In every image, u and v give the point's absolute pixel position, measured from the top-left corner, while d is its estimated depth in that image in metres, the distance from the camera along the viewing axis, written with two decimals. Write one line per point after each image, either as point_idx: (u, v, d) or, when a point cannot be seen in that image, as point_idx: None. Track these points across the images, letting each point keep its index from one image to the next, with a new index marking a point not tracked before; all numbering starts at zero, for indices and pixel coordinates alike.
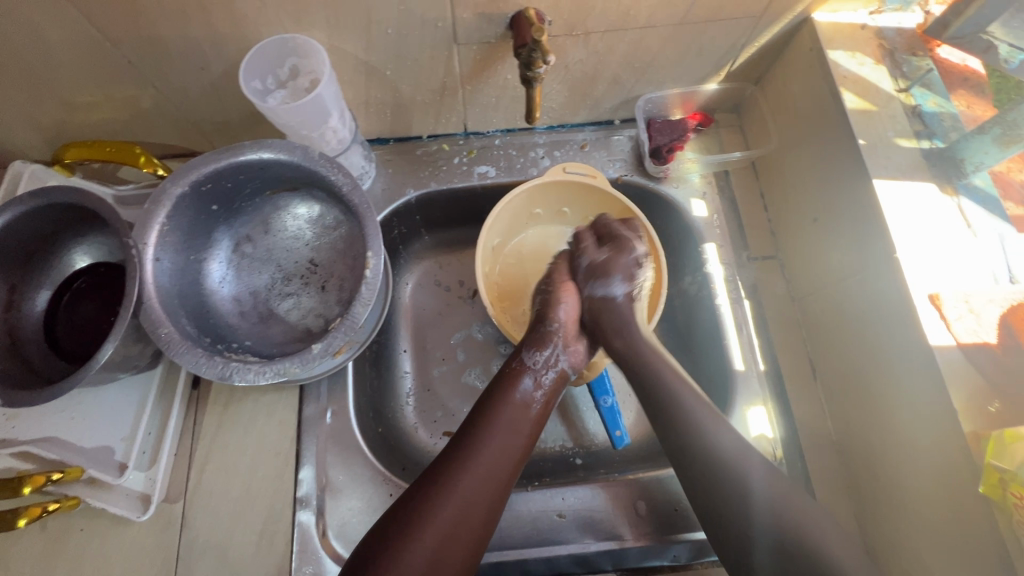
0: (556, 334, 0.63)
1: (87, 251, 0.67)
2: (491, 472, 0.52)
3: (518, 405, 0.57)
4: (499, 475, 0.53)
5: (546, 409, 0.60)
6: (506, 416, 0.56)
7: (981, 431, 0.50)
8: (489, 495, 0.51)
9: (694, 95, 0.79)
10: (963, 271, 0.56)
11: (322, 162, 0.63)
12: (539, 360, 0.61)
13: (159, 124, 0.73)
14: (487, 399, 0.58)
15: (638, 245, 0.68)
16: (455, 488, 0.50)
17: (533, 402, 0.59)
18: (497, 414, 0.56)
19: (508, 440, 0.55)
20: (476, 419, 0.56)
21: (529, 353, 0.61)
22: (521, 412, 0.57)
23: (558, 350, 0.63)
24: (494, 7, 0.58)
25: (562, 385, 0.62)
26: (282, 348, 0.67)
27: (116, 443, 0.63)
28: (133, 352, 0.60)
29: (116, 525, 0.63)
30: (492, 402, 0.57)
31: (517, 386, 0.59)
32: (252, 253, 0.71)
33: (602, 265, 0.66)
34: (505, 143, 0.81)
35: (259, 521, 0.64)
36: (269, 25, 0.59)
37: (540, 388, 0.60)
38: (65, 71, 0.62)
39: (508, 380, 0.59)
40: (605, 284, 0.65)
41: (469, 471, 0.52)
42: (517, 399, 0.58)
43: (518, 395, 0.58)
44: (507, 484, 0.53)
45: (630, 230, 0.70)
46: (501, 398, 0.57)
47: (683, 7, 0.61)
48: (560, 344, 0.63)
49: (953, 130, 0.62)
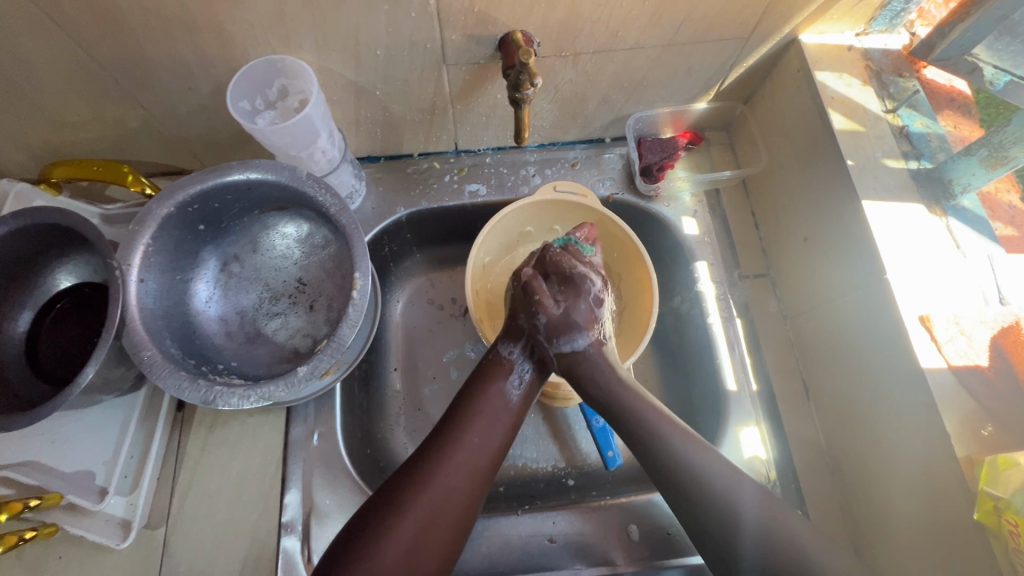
0: (533, 327, 0.61)
1: (72, 271, 0.66)
2: (468, 465, 0.52)
3: (499, 397, 0.56)
4: (476, 468, 0.52)
5: (525, 403, 0.59)
6: (485, 409, 0.55)
7: (975, 455, 0.49)
8: (467, 489, 0.51)
9: (684, 114, 0.79)
10: (953, 292, 0.56)
11: (310, 183, 0.63)
12: (515, 352, 0.60)
13: (148, 142, 0.72)
14: (464, 394, 0.57)
15: (594, 280, 0.62)
16: (433, 481, 0.49)
17: (512, 394, 0.58)
18: (474, 408, 0.55)
19: (486, 433, 0.54)
20: (453, 414, 0.55)
21: (506, 345, 0.60)
22: (502, 402, 0.56)
23: (536, 342, 0.61)
24: (483, 29, 0.58)
25: (541, 379, 0.61)
26: (269, 369, 0.66)
27: (97, 467, 0.62)
28: (115, 375, 0.60)
29: (95, 552, 0.62)
30: (474, 392, 0.56)
31: (495, 378, 0.58)
32: (240, 273, 0.70)
33: (563, 321, 0.58)
34: (496, 161, 0.81)
35: (243, 547, 0.62)
36: (258, 46, 0.59)
37: (518, 381, 0.58)
38: (52, 91, 0.62)
39: (486, 373, 0.58)
40: (569, 337, 0.58)
41: (445, 464, 0.51)
42: (497, 392, 0.57)
43: (497, 389, 0.57)
44: (486, 477, 0.52)
45: (582, 263, 0.63)
46: (479, 390, 0.56)
47: (671, 29, 0.62)
48: (536, 336, 0.61)
49: (940, 150, 0.63)
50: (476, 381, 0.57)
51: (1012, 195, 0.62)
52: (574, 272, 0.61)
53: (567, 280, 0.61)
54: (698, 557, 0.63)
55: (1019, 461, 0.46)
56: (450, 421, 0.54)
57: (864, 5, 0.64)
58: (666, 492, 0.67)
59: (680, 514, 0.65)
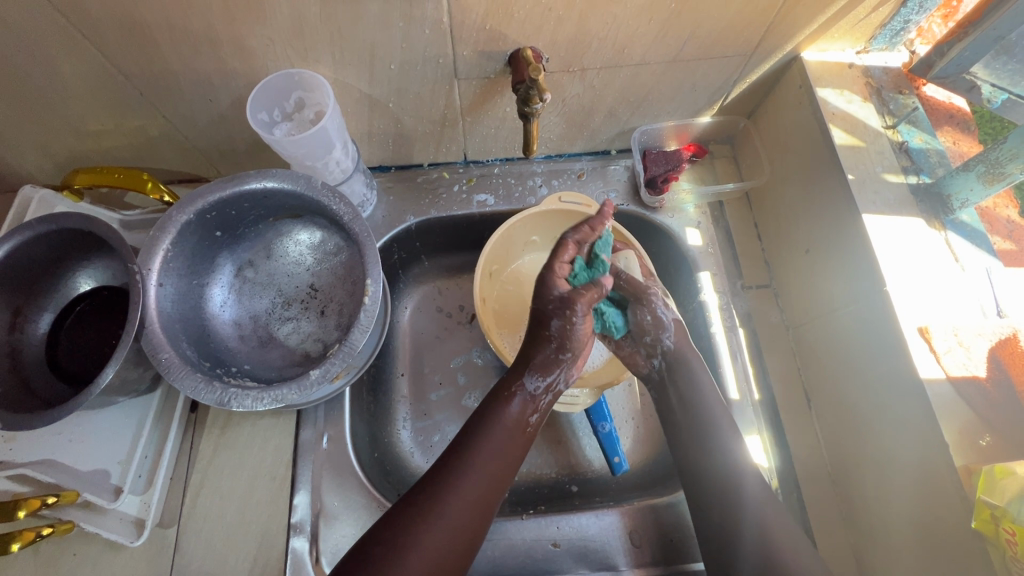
0: (565, 359, 0.61)
1: (91, 274, 0.68)
2: (475, 498, 0.53)
3: (516, 432, 0.57)
4: (482, 503, 0.53)
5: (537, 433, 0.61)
6: (496, 441, 0.56)
7: (973, 465, 0.50)
8: (473, 522, 0.52)
9: (688, 127, 0.81)
10: (952, 304, 0.57)
11: (324, 192, 0.65)
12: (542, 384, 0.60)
13: (167, 151, 0.75)
14: (476, 423, 0.57)
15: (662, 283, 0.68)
16: (439, 514, 0.51)
17: (528, 428, 0.59)
18: (486, 439, 0.55)
19: (496, 466, 0.55)
20: (464, 446, 0.55)
21: (531, 378, 0.60)
22: (517, 437, 0.57)
23: (563, 373, 0.61)
24: (494, 45, 0.60)
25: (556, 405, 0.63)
26: (280, 372, 0.67)
27: (112, 466, 0.63)
28: (132, 376, 0.62)
29: (108, 549, 0.63)
30: (489, 423, 0.57)
31: (513, 413, 0.58)
32: (253, 278, 0.72)
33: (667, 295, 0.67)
34: (503, 172, 0.83)
35: (252, 547, 0.64)
36: (277, 61, 0.61)
37: (535, 412, 0.59)
38: (79, 101, 0.64)
39: (506, 404, 0.58)
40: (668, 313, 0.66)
41: (452, 496, 0.52)
42: (511, 423, 0.57)
43: (512, 420, 0.58)
44: (491, 506, 0.54)
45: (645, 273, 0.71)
46: (495, 420, 0.57)
47: (676, 46, 0.63)
48: (566, 368, 0.61)
49: (939, 166, 0.64)
50: (491, 410, 0.58)
51: (1010, 210, 0.64)
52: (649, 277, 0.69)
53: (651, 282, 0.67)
54: (700, 564, 0.64)
55: (1017, 470, 0.47)
56: (455, 455, 0.55)
57: (865, 24, 0.66)
58: (670, 497, 0.68)
59: (685, 522, 0.66)
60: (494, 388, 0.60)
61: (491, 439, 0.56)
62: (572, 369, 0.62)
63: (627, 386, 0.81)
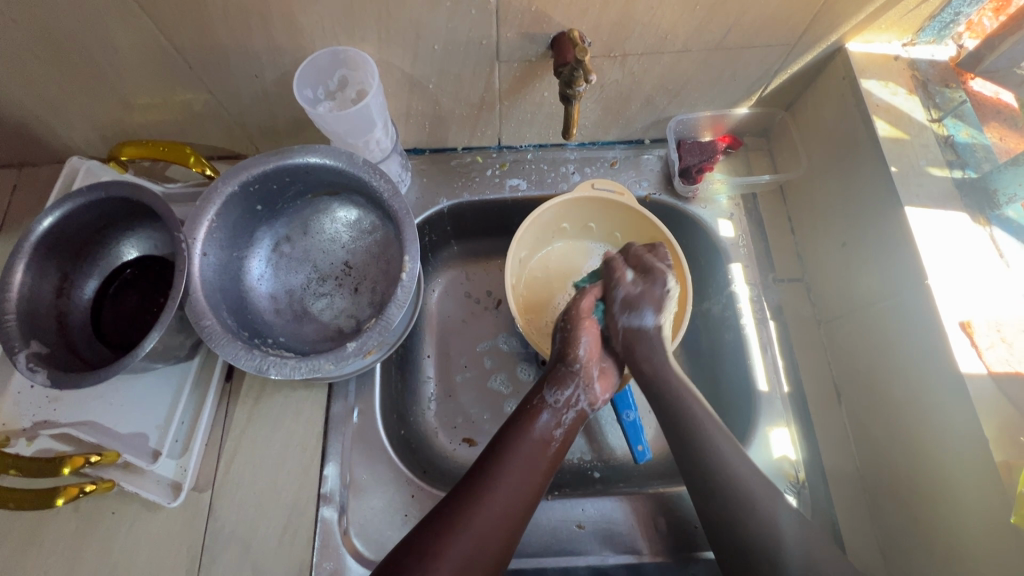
0: (579, 373, 0.61)
1: (135, 244, 0.70)
2: (505, 506, 0.53)
3: (539, 443, 0.57)
4: (512, 516, 0.53)
5: (565, 447, 0.60)
6: (522, 452, 0.56)
7: (1014, 461, 0.50)
8: (503, 534, 0.52)
9: (724, 118, 0.80)
10: (996, 299, 0.56)
11: (365, 169, 0.66)
12: (560, 398, 0.60)
13: (210, 126, 0.76)
14: (506, 435, 0.58)
15: (672, 277, 0.62)
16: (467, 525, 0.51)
17: (552, 440, 0.58)
18: (516, 450, 0.56)
19: (525, 474, 0.55)
20: (493, 455, 0.56)
21: (550, 391, 0.61)
22: (540, 450, 0.57)
23: (580, 389, 0.61)
24: (538, 27, 0.61)
25: (581, 424, 0.61)
26: (315, 346, 0.69)
27: (151, 430, 0.66)
28: (174, 342, 0.63)
29: (146, 509, 0.65)
30: (514, 436, 0.57)
31: (536, 422, 0.58)
32: (290, 253, 0.73)
33: (638, 298, 0.62)
34: (537, 158, 0.84)
35: (284, 515, 0.65)
36: (324, 38, 0.62)
37: (559, 426, 0.59)
38: (131, 74, 0.66)
39: (526, 417, 0.59)
40: (639, 314, 0.62)
41: (480, 508, 0.52)
42: (536, 437, 0.58)
43: (537, 433, 0.58)
44: (522, 516, 0.54)
45: (658, 258, 0.65)
46: (521, 433, 0.57)
47: (719, 33, 0.63)
48: (581, 383, 0.61)
49: (986, 161, 0.63)
50: (519, 424, 0.58)
51: None
52: (654, 266, 0.63)
53: (647, 272, 0.63)
54: (710, 552, 0.64)
55: None
56: (484, 469, 0.55)
57: (913, 16, 0.65)
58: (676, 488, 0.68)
59: (690, 511, 0.66)
60: (522, 403, 0.61)
61: (518, 453, 0.56)
62: (589, 386, 0.61)
63: None
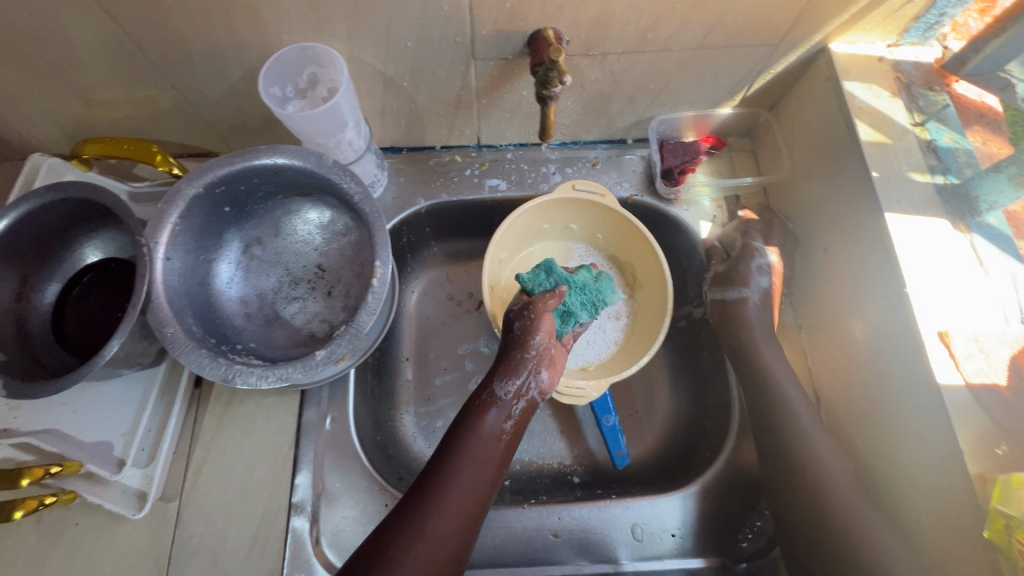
0: (530, 361, 0.59)
1: (98, 246, 0.68)
2: (461, 505, 0.52)
3: (488, 438, 0.56)
4: (468, 514, 0.52)
5: (515, 438, 0.59)
6: (474, 450, 0.55)
7: (987, 474, 0.49)
8: (460, 535, 0.51)
9: (707, 119, 0.79)
10: (974, 309, 0.55)
11: (336, 170, 0.64)
12: (510, 389, 0.59)
13: (176, 123, 0.73)
14: (453, 433, 0.56)
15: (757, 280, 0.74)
16: (422, 531, 0.50)
17: (502, 433, 0.57)
18: (466, 449, 0.55)
19: (478, 470, 0.54)
20: (443, 458, 0.54)
21: (500, 383, 0.58)
22: (491, 444, 0.56)
23: (530, 377, 0.59)
24: (514, 25, 0.59)
25: (530, 414, 0.60)
26: (286, 352, 0.67)
27: (116, 438, 0.63)
28: (137, 350, 0.61)
29: (110, 520, 0.63)
30: (462, 434, 0.56)
31: (484, 418, 0.57)
32: (261, 256, 0.71)
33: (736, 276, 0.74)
34: (517, 157, 0.82)
35: (253, 525, 0.63)
36: (291, 34, 0.60)
37: (509, 419, 0.58)
38: (89, 68, 0.63)
39: (476, 413, 0.57)
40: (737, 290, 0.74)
41: (435, 514, 0.51)
42: (487, 432, 0.57)
43: (487, 428, 0.57)
44: (478, 514, 0.53)
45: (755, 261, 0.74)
46: (469, 431, 0.56)
47: (700, 32, 0.61)
48: (532, 371, 0.59)
49: (968, 166, 0.62)
50: (467, 421, 0.57)
51: None
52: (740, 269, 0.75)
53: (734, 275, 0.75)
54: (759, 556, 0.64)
55: None
56: (433, 473, 0.54)
57: (899, 16, 0.64)
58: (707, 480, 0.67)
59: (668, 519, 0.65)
60: (471, 397, 0.59)
61: (468, 451, 0.55)
62: (538, 375, 0.60)
63: (633, 380, 0.80)
